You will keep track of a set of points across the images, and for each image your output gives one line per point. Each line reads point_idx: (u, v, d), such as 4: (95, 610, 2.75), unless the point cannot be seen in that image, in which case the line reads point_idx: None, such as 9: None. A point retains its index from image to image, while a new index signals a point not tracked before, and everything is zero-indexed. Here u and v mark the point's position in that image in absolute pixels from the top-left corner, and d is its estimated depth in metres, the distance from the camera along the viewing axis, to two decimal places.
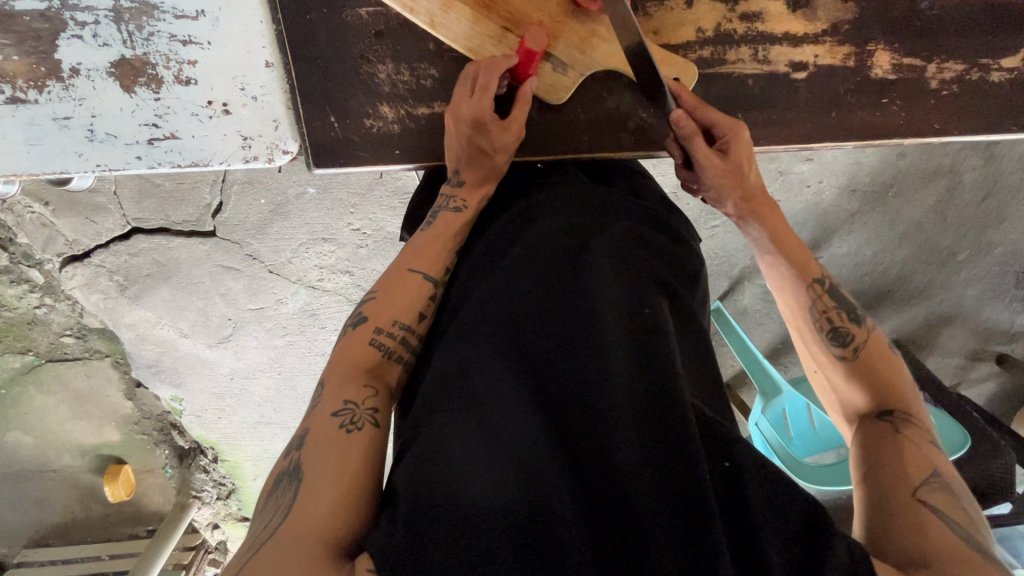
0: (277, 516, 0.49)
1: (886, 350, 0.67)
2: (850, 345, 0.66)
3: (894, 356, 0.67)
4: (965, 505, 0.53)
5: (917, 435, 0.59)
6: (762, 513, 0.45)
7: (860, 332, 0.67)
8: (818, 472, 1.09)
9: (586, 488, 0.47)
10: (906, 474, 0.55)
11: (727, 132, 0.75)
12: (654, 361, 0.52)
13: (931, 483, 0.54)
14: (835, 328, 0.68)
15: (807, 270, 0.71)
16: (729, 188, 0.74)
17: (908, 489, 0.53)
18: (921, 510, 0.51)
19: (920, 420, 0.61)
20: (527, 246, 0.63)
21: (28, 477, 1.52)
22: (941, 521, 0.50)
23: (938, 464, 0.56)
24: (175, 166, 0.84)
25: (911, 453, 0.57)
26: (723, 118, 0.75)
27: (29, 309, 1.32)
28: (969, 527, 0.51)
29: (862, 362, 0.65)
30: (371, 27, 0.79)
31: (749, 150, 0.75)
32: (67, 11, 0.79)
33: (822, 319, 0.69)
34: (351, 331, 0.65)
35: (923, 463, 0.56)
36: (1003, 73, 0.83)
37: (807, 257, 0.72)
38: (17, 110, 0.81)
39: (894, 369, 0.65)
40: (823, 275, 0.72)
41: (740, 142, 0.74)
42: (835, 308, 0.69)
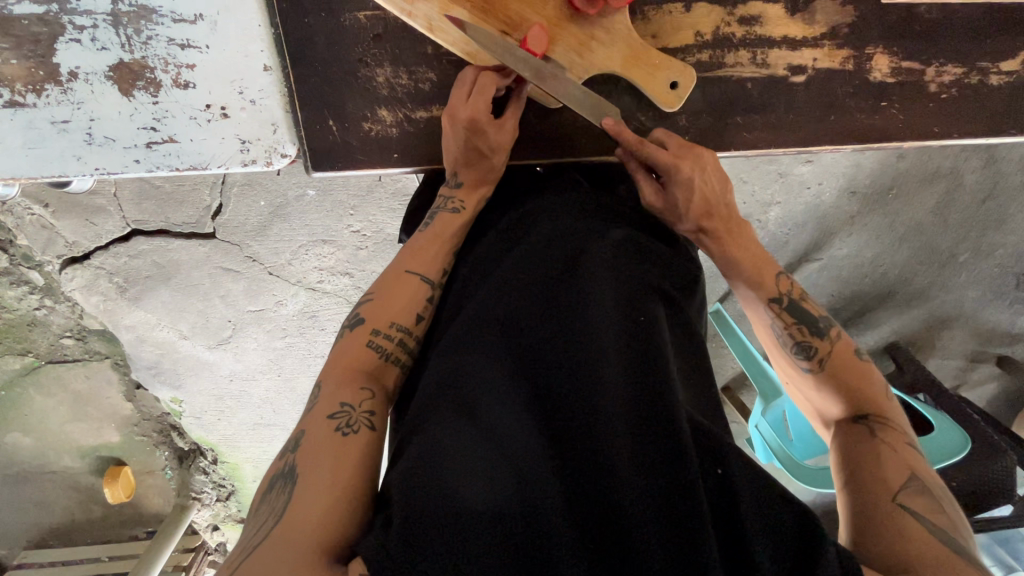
0: (272, 517, 0.49)
1: (852, 359, 0.66)
2: (814, 359, 0.66)
3: (863, 365, 0.66)
4: (945, 507, 0.53)
5: (893, 439, 0.59)
6: (753, 517, 0.45)
7: (824, 345, 0.66)
8: (816, 475, 1.08)
9: (577, 493, 0.46)
10: (885, 478, 0.55)
11: (669, 168, 0.72)
12: (649, 366, 0.52)
13: (911, 488, 0.54)
14: (799, 344, 0.67)
15: (762, 290, 0.69)
16: (676, 220, 0.72)
17: (888, 494, 0.54)
18: (903, 516, 0.51)
19: (896, 425, 0.61)
20: (525, 251, 0.64)
21: (29, 478, 1.52)
22: (923, 526, 0.50)
23: (916, 468, 0.57)
24: (174, 169, 0.84)
25: (889, 457, 0.57)
26: (661, 154, 0.72)
27: (29, 310, 1.32)
28: (955, 531, 0.51)
29: (828, 374, 0.65)
30: (369, 31, 0.79)
31: (693, 183, 0.71)
32: (66, 15, 0.79)
33: (785, 335, 0.68)
34: (349, 333, 0.65)
35: (901, 468, 0.56)
36: (1003, 76, 0.83)
37: (762, 277, 0.70)
38: (16, 114, 0.81)
39: (865, 377, 0.65)
40: (782, 291, 0.69)
41: (681, 180, 0.71)
42: (796, 325, 0.67)
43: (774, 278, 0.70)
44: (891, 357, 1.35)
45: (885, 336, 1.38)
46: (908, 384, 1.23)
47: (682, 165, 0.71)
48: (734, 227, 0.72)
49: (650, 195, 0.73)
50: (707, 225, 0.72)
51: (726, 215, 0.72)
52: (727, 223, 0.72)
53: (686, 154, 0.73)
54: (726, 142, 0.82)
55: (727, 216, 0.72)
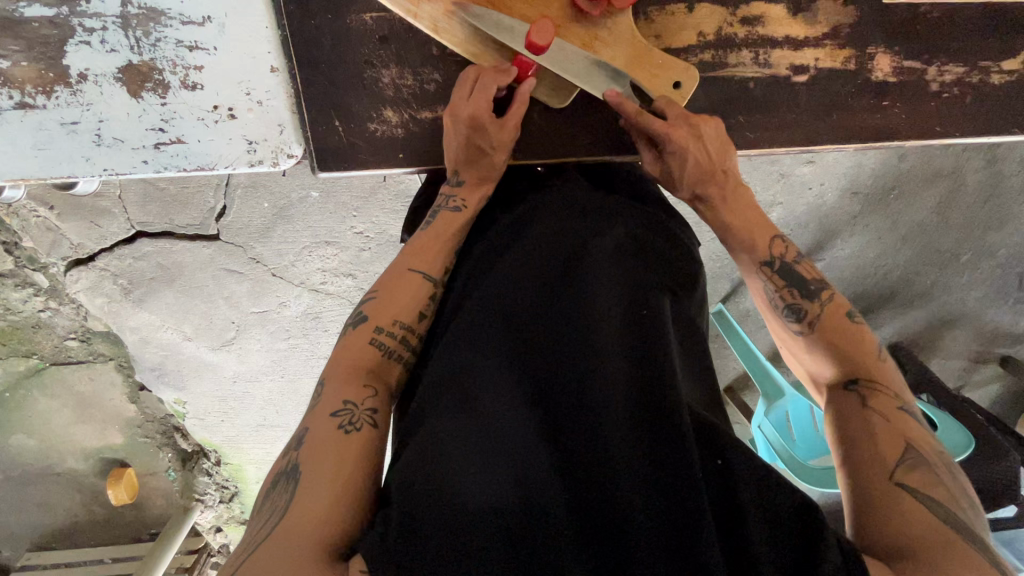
0: (274, 516, 0.49)
1: (842, 319, 0.65)
2: (804, 321, 0.66)
3: (855, 326, 0.65)
4: (942, 477, 0.53)
5: (883, 403, 0.59)
6: (753, 510, 0.46)
7: (814, 306, 0.66)
8: (819, 475, 1.09)
9: (577, 488, 0.47)
10: (880, 452, 0.55)
11: (662, 138, 0.74)
12: (650, 359, 0.53)
13: (907, 460, 0.54)
14: (788, 306, 0.68)
15: (754, 254, 0.71)
16: (674, 186, 0.76)
17: (884, 471, 0.53)
18: (900, 493, 0.51)
19: (888, 387, 0.60)
20: (525, 246, 0.64)
21: (33, 479, 1.52)
22: (919, 502, 0.50)
23: (911, 436, 0.56)
24: (182, 169, 0.85)
25: (882, 426, 0.57)
26: (656, 124, 0.74)
27: (34, 312, 1.33)
28: (955, 505, 0.51)
29: (819, 335, 0.65)
30: (375, 32, 0.80)
31: (688, 150, 0.73)
32: (76, 17, 0.80)
33: (776, 297, 0.69)
34: (351, 331, 0.65)
35: (895, 439, 0.55)
36: (1004, 76, 0.83)
37: (753, 239, 0.72)
38: (26, 115, 0.81)
39: (857, 338, 0.64)
40: (773, 254, 0.70)
41: (674, 148, 0.74)
42: (786, 287, 0.68)
43: (767, 241, 0.71)
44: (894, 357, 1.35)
45: (888, 336, 1.38)
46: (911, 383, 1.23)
47: (673, 134, 0.73)
48: (730, 192, 0.74)
49: (650, 164, 0.78)
50: (702, 192, 0.74)
51: (723, 181, 0.74)
52: (722, 189, 0.74)
53: (681, 124, 0.75)
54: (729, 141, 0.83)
55: (723, 182, 0.74)
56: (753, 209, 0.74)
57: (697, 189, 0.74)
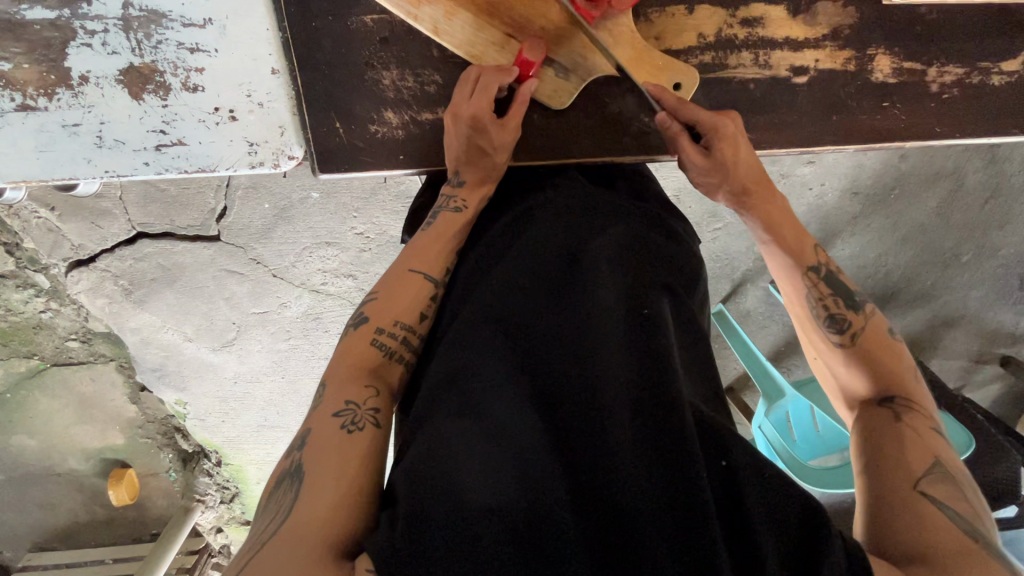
0: (279, 516, 0.50)
1: (883, 337, 0.66)
2: (846, 332, 0.67)
3: (894, 345, 0.66)
4: (967, 493, 0.53)
5: (917, 420, 0.59)
6: (759, 511, 0.45)
7: (858, 319, 0.67)
8: (820, 476, 1.10)
9: (584, 490, 0.47)
10: (907, 462, 0.55)
11: (711, 125, 0.75)
12: (653, 359, 0.53)
13: (933, 473, 0.54)
14: (831, 316, 0.68)
15: (801, 258, 0.72)
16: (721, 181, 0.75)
17: (909, 480, 0.53)
18: (923, 501, 0.51)
19: (923, 408, 0.61)
20: (527, 247, 0.64)
21: (34, 480, 1.52)
22: (941, 512, 0.50)
23: (941, 453, 0.56)
24: (183, 171, 0.85)
25: (912, 439, 0.57)
26: (704, 113, 0.76)
27: (35, 313, 1.33)
28: (977, 519, 0.51)
29: (859, 350, 0.65)
30: (376, 34, 0.80)
31: (735, 140, 0.75)
32: (77, 20, 0.80)
33: (818, 306, 0.69)
34: (353, 331, 0.65)
35: (924, 453, 0.56)
36: (1004, 77, 0.83)
37: (801, 244, 0.72)
38: (28, 117, 0.82)
39: (895, 357, 0.65)
40: (819, 261, 0.72)
41: (725, 136, 0.75)
42: (831, 296, 0.69)
43: (812, 247, 0.72)
44: None
45: None
46: None
47: (724, 124, 0.75)
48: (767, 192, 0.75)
49: (697, 159, 0.76)
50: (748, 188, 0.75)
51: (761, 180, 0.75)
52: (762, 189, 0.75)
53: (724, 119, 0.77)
54: None
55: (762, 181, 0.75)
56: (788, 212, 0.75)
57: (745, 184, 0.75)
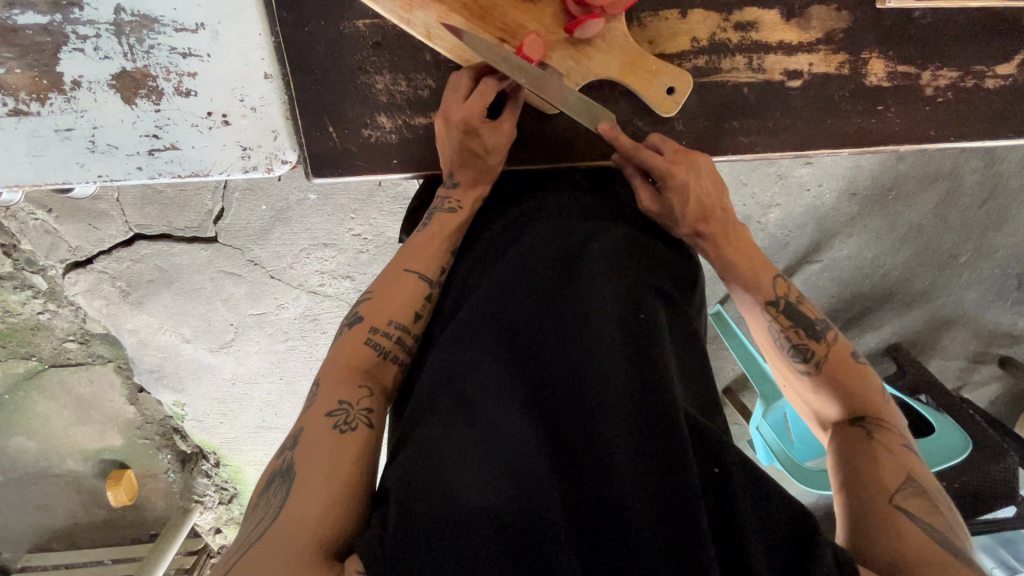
0: (269, 515, 0.50)
1: (849, 361, 0.66)
2: (811, 361, 0.66)
3: (860, 366, 0.66)
4: (941, 507, 0.53)
5: (889, 439, 0.59)
6: (748, 515, 0.45)
7: (821, 348, 0.67)
8: (819, 477, 1.08)
9: (576, 492, 0.47)
10: (882, 479, 0.55)
11: (663, 173, 0.72)
12: (647, 362, 0.53)
13: (907, 489, 0.54)
14: (795, 347, 0.67)
15: (758, 292, 0.70)
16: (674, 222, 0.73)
17: (885, 495, 0.54)
18: (899, 516, 0.51)
19: (893, 426, 0.61)
20: (523, 249, 0.64)
21: (33, 481, 1.53)
22: (919, 526, 0.50)
23: (914, 468, 0.57)
24: (176, 175, 0.85)
25: (886, 458, 0.57)
26: (659, 159, 0.72)
27: (33, 314, 1.33)
28: (951, 532, 0.51)
29: (827, 376, 0.65)
30: (368, 39, 0.80)
31: (689, 190, 0.71)
32: (70, 25, 0.80)
33: (782, 337, 0.68)
34: (347, 331, 0.65)
35: (898, 469, 0.56)
36: (998, 80, 0.83)
37: (757, 280, 0.71)
38: (19, 122, 0.82)
39: (865, 379, 0.65)
40: (778, 294, 0.70)
41: (677, 185, 0.71)
42: (792, 328, 0.68)
43: (771, 280, 0.71)
44: (891, 358, 1.36)
45: (887, 337, 1.38)
46: (909, 385, 1.23)
47: (677, 171, 0.72)
48: (731, 233, 0.73)
49: (646, 201, 0.73)
50: (702, 229, 0.71)
51: (722, 219, 0.72)
52: (723, 227, 0.72)
53: (680, 160, 0.73)
54: (724, 146, 0.83)
55: (722, 221, 0.72)
56: (752, 246, 0.73)
57: (698, 227, 0.71)
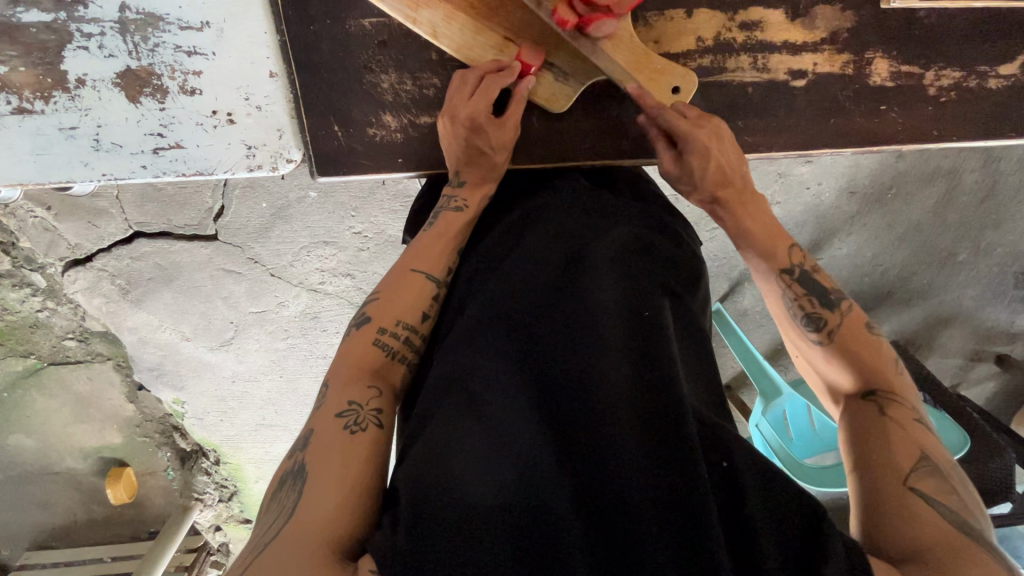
0: (282, 516, 0.50)
1: (861, 330, 0.66)
2: (824, 330, 0.66)
3: (874, 338, 0.66)
4: (955, 487, 0.53)
5: (900, 413, 0.59)
6: (758, 510, 0.46)
7: (834, 318, 0.67)
8: (819, 474, 1.09)
9: (582, 489, 0.47)
10: (894, 459, 0.55)
11: (684, 135, 0.74)
12: (653, 359, 0.53)
13: (922, 469, 0.54)
14: (807, 316, 0.68)
15: (774, 262, 0.71)
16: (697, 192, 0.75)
17: (899, 476, 0.54)
18: (912, 498, 0.51)
19: (906, 400, 0.61)
20: (529, 246, 0.65)
21: (32, 479, 1.52)
22: (933, 510, 0.50)
23: (927, 445, 0.56)
24: (181, 175, 0.85)
25: (899, 434, 0.57)
26: (682, 121, 0.75)
27: (31, 312, 1.32)
28: (966, 513, 0.51)
29: (839, 346, 0.65)
30: (374, 38, 0.80)
31: (709, 151, 0.74)
32: (73, 23, 0.80)
33: (794, 306, 0.69)
34: (355, 331, 0.65)
35: (910, 446, 0.56)
36: (1000, 80, 0.83)
37: (775, 246, 0.71)
38: (23, 121, 0.81)
39: (879, 352, 0.64)
40: (794, 262, 0.71)
41: (697, 148, 0.74)
42: (805, 295, 0.69)
43: (787, 248, 0.71)
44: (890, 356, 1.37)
45: (883, 335, 1.40)
46: None
47: (698, 133, 0.74)
48: (747, 199, 0.75)
49: (667, 163, 0.77)
50: (721, 195, 0.74)
51: (740, 186, 0.75)
52: (740, 195, 0.74)
53: (703, 125, 0.76)
54: None
55: (741, 187, 0.75)
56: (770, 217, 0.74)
57: (716, 192, 0.74)
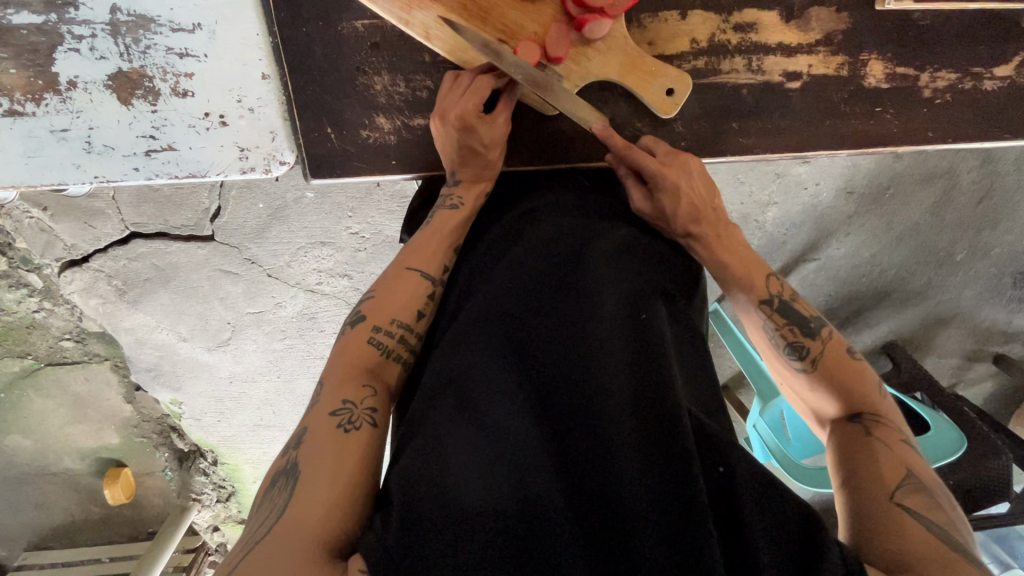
0: (273, 514, 0.49)
1: (845, 356, 0.65)
2: (807, 358, 0.66)
3: (854, 361, 0.65)
4: (942, 504, 0.53)
5: (886, 434, 0.59)
6: (753, 513, 0.45)
7: (816, 345, 0.66)
8: (816, 475, 1.08)
9: (577, 492, 0.47)
10: (881, 477, 0.55)
11: (654, 175, 0.72)
12: (651, 361, 0.53)
13: (907, 486, 0.54)
14: (790, 345, 0.67)
15: (751, 292, 0.70)
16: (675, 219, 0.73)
17: (885, 493, 0.54)
18: (901, 514, 0.51)
19: (892, 421, 0.61)
20: (524, 248, 0.64)
21: (29, 480, 1.52)
22: (921, 524, 0.50)
23: (914, 464, 0.57)
24: (173, 177, 0.85)
25: (886, 455, 0.57)
26: (650, 160, 0.73)
27: (28, 313, 1.32)
28: (952, 528, 0.51)
29: (821, 373, 0.65)
30: (367, 39, 0.80)
31: (678, 191, 0.71)
32: (64, 25, 0.79)
33: (777, 336, 0.68)
34: (349, 330, 0.64)
35: (896, 467, 0.56)
36: (996, 81, 0.83)
37: (750, 280, 0.70)
38: (15, 122, 0.81)
39: (862, 375, 0.64)
40: (771, 292, 0.69)
41: (665, 187, 0.71)
42: (786, 326, 0.67)
43: (764, 279, 0.70)
44: (888, 356, 1.37)
45: (883, 335, 1.40)
46: (905, 383, 1.24)
47: (667, 173, 0.72)
48: (722, 232, 0.73)
49: (638, 203, 0.74)
50: (695, 231, 0.72)
51: (714, 219, 0.73)
52: (715, 227, 0.72)
53: (673, 163, 0.74)
54: (723, 148, 0.83)
55: (715, 220, 0.73)
56: (745, 247, 0.73)
57: (689, 228, 0.71)
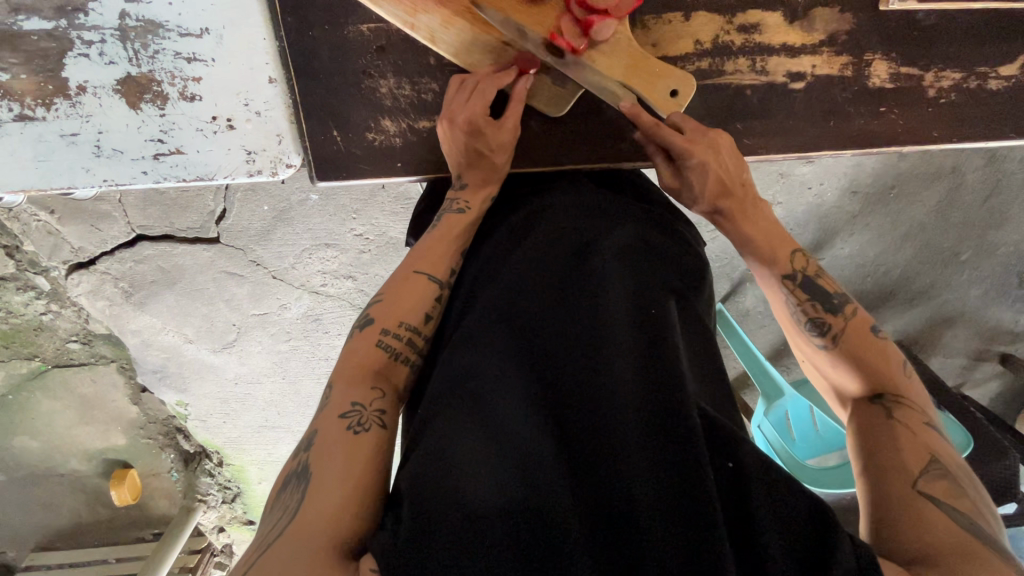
0: (285, 516, 0.50)
1: (869, 335, 0.66)
2: (829, 335, 0.66)
3: (880, 341, 0.65)
4: (966, 489, 0.53)
5: (910, 418, 0.59)
6: (762, 508, 0.45)
7: (839, 321, 0.66)
8: (822, 475, 1.09)
9: (587, 490, 0.47)
10: (905, 464, 0.55)
11: (683, 152, 0.73)
12: (659, 361, 0.53)
13: (932, 472, 0.54)
14: (812, 321, 0.68)
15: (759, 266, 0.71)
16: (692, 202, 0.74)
17: (908, 481, 0.54)
18: (922, 501, 0.51)
19: (914, 404, 0.61)
20: (531, 249, 0.65)
21: (37, 480, 1.53)
22: (940, 509, 0.50)
23: (936, 450, 0.56)
24: (181, 180, 0.85)
25: (907, 437, 0.57)
26: (676, 137, 0.73)
27: (35, 315, 1.33)
28: (979, 518, 0.51)
29: (844, 349, 0.65)
30: (372, 43, 0.80)
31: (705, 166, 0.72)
32: (74, 30, 0.80)
33: (799, 311, 0.69)
34: (358, 333, 0.65)
35: (920, 451, 0.56)
36: (1001, 81, 0.83)
37: (776, 253, 0.71)
38: (26, 127, 0.82)
39: (885, 354, 0.65)
40: (795, 268, 0.70)
41: (693, 164, 0.72)
42: (810, 301, 0.68)
43: (763, 252, 0.71)
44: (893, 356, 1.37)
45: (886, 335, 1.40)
46: None
47: (695, 149, 0.72)
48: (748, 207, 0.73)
49: (667, 178, 0.76)
50: (723, 205, 0.73)
51: (742, 194, 0.73)
52: (742, 203, 0.73)
53: (700, 139, 0.74)
54: None
55: (742, 197, 0.73)
56: (745, 227, 0.73)
57: (718, 203, 0.73)
